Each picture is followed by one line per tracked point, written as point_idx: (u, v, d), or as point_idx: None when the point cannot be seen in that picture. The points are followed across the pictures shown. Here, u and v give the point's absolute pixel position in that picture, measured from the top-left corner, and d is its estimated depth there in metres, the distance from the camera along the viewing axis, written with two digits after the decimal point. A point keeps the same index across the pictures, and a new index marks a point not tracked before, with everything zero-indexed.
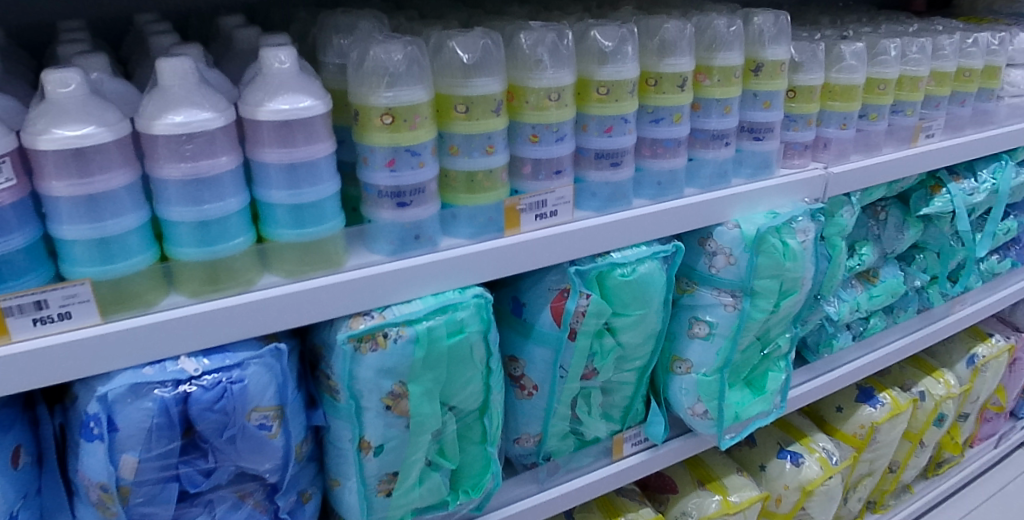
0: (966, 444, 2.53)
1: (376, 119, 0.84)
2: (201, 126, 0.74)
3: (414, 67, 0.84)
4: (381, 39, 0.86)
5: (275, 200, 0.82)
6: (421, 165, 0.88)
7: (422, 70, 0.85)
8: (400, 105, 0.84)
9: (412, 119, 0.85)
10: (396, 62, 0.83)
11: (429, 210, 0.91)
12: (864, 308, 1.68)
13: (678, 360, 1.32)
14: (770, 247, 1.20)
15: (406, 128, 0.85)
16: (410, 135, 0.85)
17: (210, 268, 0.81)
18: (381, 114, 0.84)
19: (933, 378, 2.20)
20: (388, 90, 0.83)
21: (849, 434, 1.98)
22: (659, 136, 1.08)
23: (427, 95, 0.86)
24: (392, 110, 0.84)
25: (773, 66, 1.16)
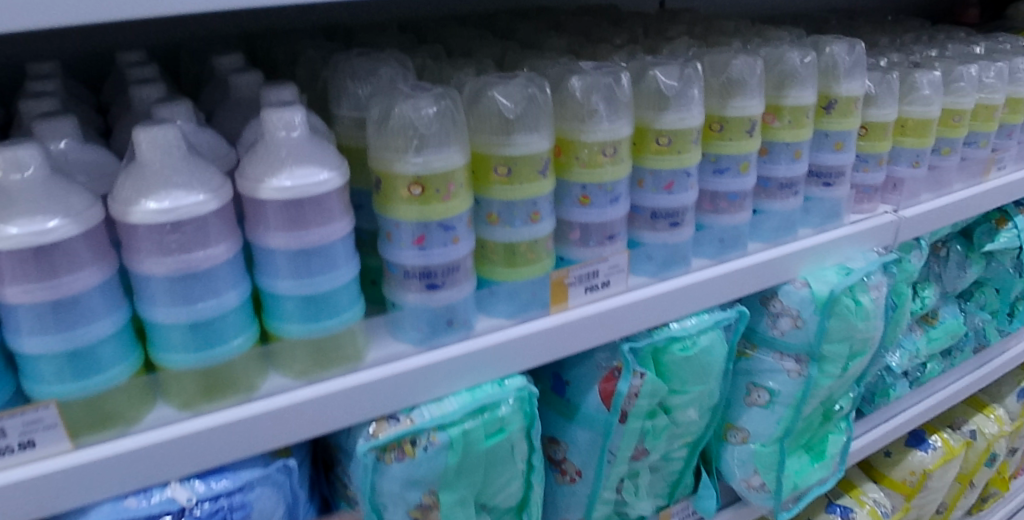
0: (1012, 477, 2.37)
1: (402, 190, 0.70)
2: (190, 212, 0.60)
3: (449, 126, 0.69)
4: (407, 91, 0.71)
5: (283, 292, 0.68)
6: (455, 241, 0.73)
7: (459, 129, 0.70)
8: (432, 173, 0.69)
9: (446, 188, 0.70)
10: (426, 120, 0.68)
11: (463, 290, 0.77)
12: (923, 353, 1.53)
13: (733, 428, 1.18)
14: (842, 309, 1.06)
15: (439, 200, 0.70)
16: (444, 208, 0.71)
17: (205, 376, 0.67)
18: (409, 184, 0.69)
19: (985, 415, 2.04)
20: (418, 156, 0.68)
21: (898, 482, 1.79)
22: (722, 188, 0.93)
23: (464, 158, 0.71)
24: (423, 179, 0.69)
25: (848, 102, 1.01)
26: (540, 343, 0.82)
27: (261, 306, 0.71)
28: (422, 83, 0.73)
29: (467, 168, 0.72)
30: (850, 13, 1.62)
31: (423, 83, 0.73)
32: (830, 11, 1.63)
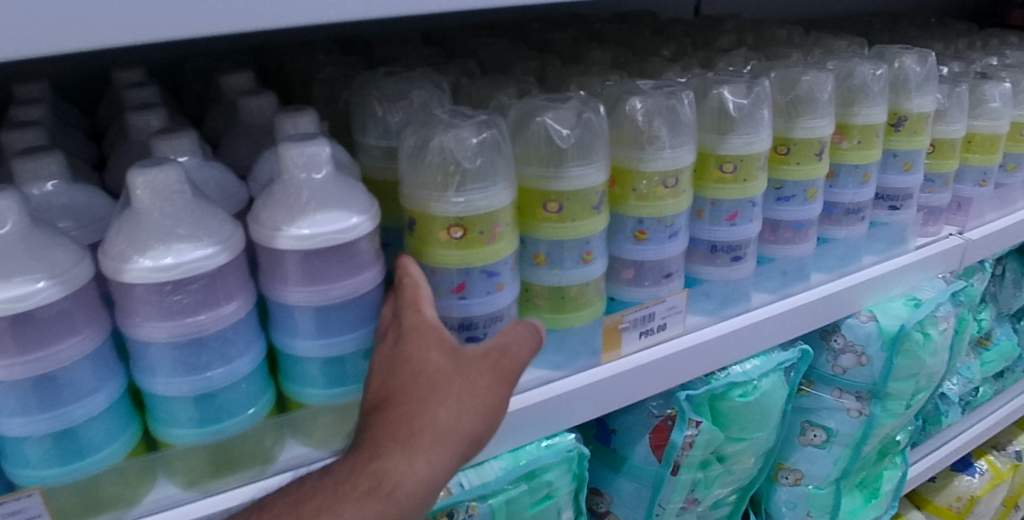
0: None
1: (439, 233, 0.60)
2: (195, 269, 0.51)
3: (497, 158, 0.60)
4: (446, 118, 0.61)
5: (303, 354, 0.59)
6: (500, 288, 0.64)
7: (506, 159, 0.61)
8: (477, 213, 0.60)
9: (491, 229, 0.61)
10: (471, 153, 0.59)
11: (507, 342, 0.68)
12: (977, 378, 1.43)
13: (784, 468, 1.06)
14: (911, 345, 0.97)
15: (484, 243, 0.61)
16: (490, 251, 0.62)
17: (215, 450, 0.59)
18: (447, 225, 0.60)
19: None
20: (461, 193, 0.59)
21: (942, 508, 1.62)
22: (786, 217, 0.84)
23: (512, 194, 0.62)
24: (467, 221, 0.60)
25: (919, 119, 0.92)
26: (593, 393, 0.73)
27: (276, 367, 0.63)
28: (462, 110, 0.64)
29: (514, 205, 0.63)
30: (894, 14, 1.51)
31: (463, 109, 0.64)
32: (871, 13, 1.51)
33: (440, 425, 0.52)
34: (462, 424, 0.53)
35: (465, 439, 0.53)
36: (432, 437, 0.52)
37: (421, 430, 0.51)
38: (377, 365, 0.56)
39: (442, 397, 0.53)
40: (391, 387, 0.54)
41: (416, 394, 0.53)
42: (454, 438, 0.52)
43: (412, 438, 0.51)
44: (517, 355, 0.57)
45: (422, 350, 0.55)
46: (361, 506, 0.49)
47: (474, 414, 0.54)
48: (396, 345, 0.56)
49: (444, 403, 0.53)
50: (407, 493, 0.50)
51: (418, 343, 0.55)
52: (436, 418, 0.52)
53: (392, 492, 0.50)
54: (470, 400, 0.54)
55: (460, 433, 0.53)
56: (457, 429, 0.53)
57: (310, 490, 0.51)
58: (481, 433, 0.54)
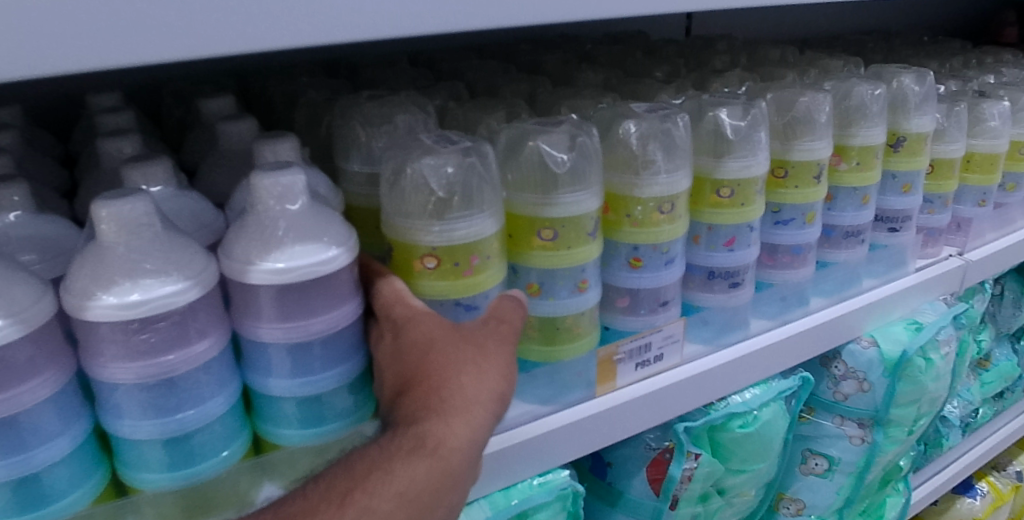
0: None
1: (415, 263, 0.58)
2: (164, 306, 0.48)
3: (481, 186, 0.58)
4: (433, 144, 0.59)
5: (277, 393, 0.56)
6: None
7: (494, 185, 0.59)
8: (457, 243, 0.57)
9: (468, 261, 0.58)
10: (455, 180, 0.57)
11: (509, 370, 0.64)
12: (977, 399, 1.40)
13: (785, 498, 1.02)
14: (914, 371, 0.95)
15: (468, 275, 0.59)
16: (472, 283, 0.59)
17: (186, 496, 0.55)
18: (423, 255, 0.58)
19: None
20: (441, 223, 0.57)
21: None
22: (785, 241, 0.82)
23: (497, 222, 0.59)
24: (445, 251, 0.57)
25: (918, 140, 0.90)
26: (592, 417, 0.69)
27: (250, 404, 0.60)
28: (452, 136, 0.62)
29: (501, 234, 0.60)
30: (888, 33, 1.50)
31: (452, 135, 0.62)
32: (863, 32, 1.49)
33: (469, 386, 0.51)
34: (487, 382, 0.52)
35: (494, 396, 0.52)
36: (464, 397, 0.51)
37: (451, 394, 0.51)
38: (384, 360, 0.56)
39: (462, 361, 0.52)
40: (406, 369, 0.53)
41: (435, 365, 0.52)
42: (484, 396, 0.52)
43: (446, 403, 0.50)
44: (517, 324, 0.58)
45: (427, 328, 0.54)
46: (409, 465, 0.48)
47: (496, 373, 0.53)
48: (396, 336, 0.56)
49: (467, 366, 0.52)
50: (453, 450, 0.49)
51: (421, 324, 0.55)
52: (464, 381, 0.51)
53: (438, 448, 0.48)
54: (487, 361, 0.53)
55: (488, 391, 0.52)
56: (485, 387, 0.52)
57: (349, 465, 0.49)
58: (506, 389, 0.54)
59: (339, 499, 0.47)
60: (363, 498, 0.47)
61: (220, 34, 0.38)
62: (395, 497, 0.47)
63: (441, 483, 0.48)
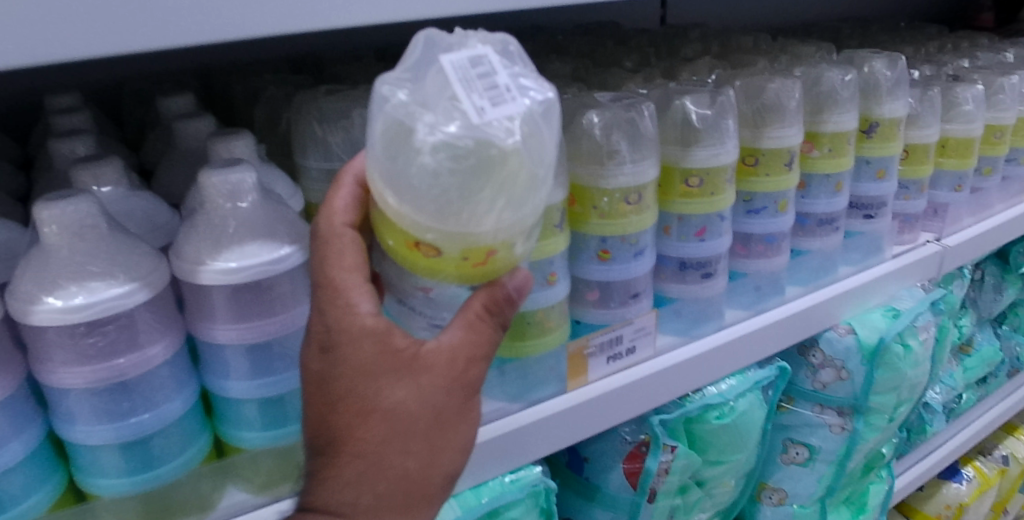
0: None
1: (407, 245, 0.44)
2: (111, 310, 0.46)
3: (514, 173, 0.41)
4: (457, 85, 0.40)
5: (236, 396, 0.55)
6: None
7: (536, 162, 0.42)
8: (467, 238, 0.42)
9: (479, 257, 0.43)
10: (468, 159, 0.40)
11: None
12: (960, 385, 1.39)
13: (767, 488, 1.01)
14: (891, 357, 0.94)
15: (481, 268, 0.44)
16: (484, 272, 0.45)
17: (147, 501, 0.54)
18: (416, 242, 0.43)
19: (1016, 438, 1.70)
20: (448, 213, 0.41)
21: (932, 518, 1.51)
22: (758, 230, 0.81)
23: (532, 207, 0.43)
24: (448, 246, 0.42)
25: (891, 125, 0.89)
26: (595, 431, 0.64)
27: (211, 408, 0.58)
28: (496, 60, 0.42)
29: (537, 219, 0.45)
30: (863, 19, 1.49)
31: (495, 55, 0.43)
32: (840, 19, 1.48)
33: (408, 476, 0.48)
34: (434, 466, 0.49)
35: (439, 479, 0.49)
36: (399, 490, 0.48)
37: (389, 490, 0.47)
38: (313, 378, 0.48)
39: (407, 439, 0.47)
40: (337, 427, 0.47)
41: (376, 442, 0.46)
42: (426, 483, 0.49)
43: (380, 501, 0.47)
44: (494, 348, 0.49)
45: (368, 375, 0.46)
46: None
47: (447, 441, 0.49)
48: (326, 361, 0.47)
49: (411, 449, 0.47)
50: None
51: (361, 365, 0.46)
52: (403, 469, 0.47)
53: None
54: (440, 436, 0.48)
55: (435, 465, 0.49)
56: (430, 473, 0.49)
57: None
58: (454, 464, 0.50)
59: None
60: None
61: (161, 34, 0.39)
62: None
63: None
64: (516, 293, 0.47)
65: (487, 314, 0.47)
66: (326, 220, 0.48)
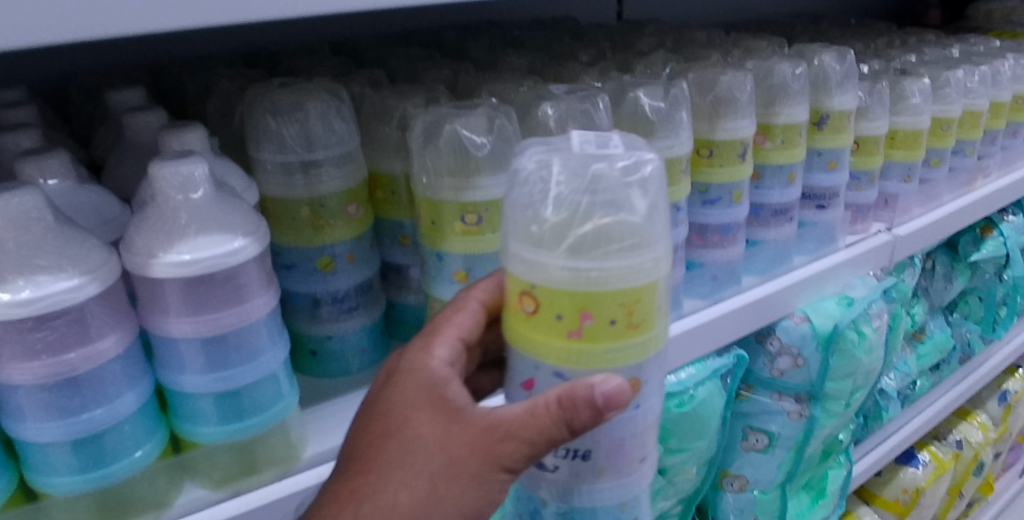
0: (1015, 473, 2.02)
1: (514, 299, 0.48)
2: (60, 304, 0.46)
3: (625, 235, 0.44)
4: (577, 145, 0.47)
5: (191, 390, 0.54)
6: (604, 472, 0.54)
7: (648, 236, 0.46)
8: (569, 290, 0.45)
9: (576, 321, 0.46)
10: (579, 208, 0.45)
11: (609, 496, 0.55)
12: (914, 371, 1.43)
13: (728, 475, 1.03)
14: (846, 344, 0.97)
15: (576, 335, 0.46)
16: (580, 343, 0.46)
17: (101, 498, 0.53)
18: (520, 294, 0.47)
19: (968, 422, 1.75)
20: (555, 259, 0.45)
21: (890, 501, 1.54)
22: (713, 220, 0.82)
23: (640, 281, 0.45)
24: (551, 297, 0.46)
25: (841, 117, 0.92)
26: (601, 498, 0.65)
27: (165, 403, 0.58)
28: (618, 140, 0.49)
29: (645, 301, 0.47)
30: (816, 16, 1.52)
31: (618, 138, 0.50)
32: (794, 16, 1.52)
33: (394, 510, 0.48)
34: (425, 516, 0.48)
35: None
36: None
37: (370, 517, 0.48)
38: (369, 402, 0.53)
39: (410, 477, 0.48)
40: (363, 441, 0.50)
41: (383, 462, 0.49)
42: None
43: None
44: (545, 449, 0.48)
45: (407, 402, 0.50)
46: None
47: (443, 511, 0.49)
48: (385, 386, 0.52)
49: (410, 484, 0.48)
50: None
51: (407, 390, 0.51)
52: (393, 500, 0.48)
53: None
54: (445, 487, 0.49)
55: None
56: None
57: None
58: None
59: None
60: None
61: (111, 21, 0.38)
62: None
63: None
64: (602, 401, 0.45)
65: (560, 409, 0.46)
66: (464, 290, 0.56)
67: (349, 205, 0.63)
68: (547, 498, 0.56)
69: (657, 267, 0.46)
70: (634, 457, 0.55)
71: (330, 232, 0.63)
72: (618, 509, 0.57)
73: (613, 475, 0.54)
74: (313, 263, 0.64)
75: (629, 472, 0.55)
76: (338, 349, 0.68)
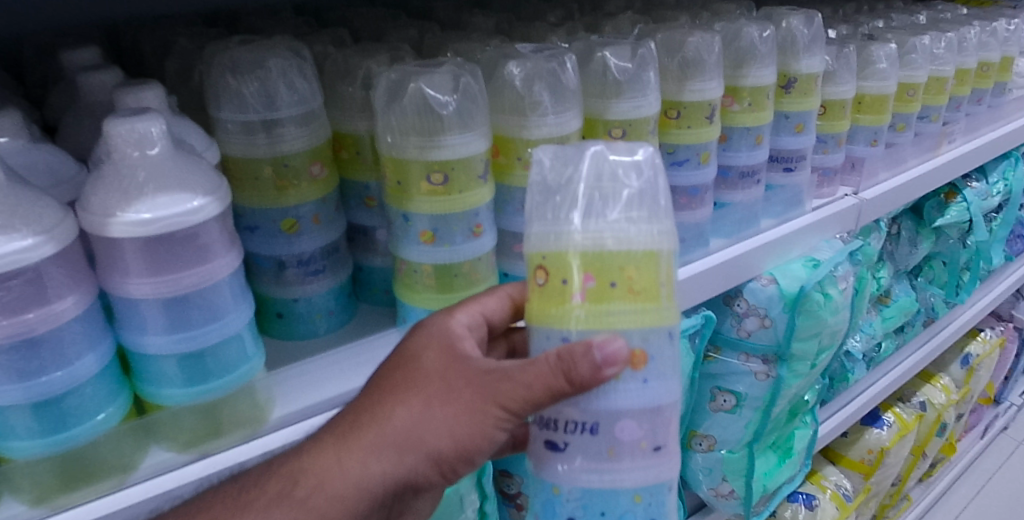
0: (977, 436, 2.07)
1: (530, 278, 0.52)
2: (15, 262, 0.45)
3: (625, 205, 0.49)
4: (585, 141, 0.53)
5: (154, 352, 0.54)
6: (612, 450, 0.51)
7: (649, 215, 0.49)
8: (573, 252, 0.49)
9: (580, 284, 0.49)
10: (580, 184, 0.50)
11: (622, 478, 0.51)
12: (879, 334, 1.46)
13: (697, 435, 1.06)
14: (812, 305, 0.96)
15: (579, 299, 0.49)
16: (583, 308, 0.49)
17: (62, 462, 0.52)
18: (535, 270, 0.51)
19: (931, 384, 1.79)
20: (561, 225, 0.50)
21: (855, 461, 1.57)
22: (681, 182, 0.83)
23: (638, 249, 0.48)
24: (557, 262, 0.49)
25: (808, 81, 0.93)
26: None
27: (128, 365, 0.57)
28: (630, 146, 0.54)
29: (651, 272, 0.49)
30: None
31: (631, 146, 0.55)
32: None
33: (392, 425, 0.52)
34: (420, 434, 0.52)
35: (422, 452, 0.52)
36: (377, 435, 0.52)
37: (369, 428, 0.52)
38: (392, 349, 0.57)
39: (411, 397, 0.52)
40: (378, 372, 0.55)
41: (390, 386, 0.53)
42: (405, 444, 0.52)
43: (354, 436, 0.52)
44: (542, 400, 0.49)
45: (421, 342, 0.55)
46: (271, 511, 0.50)
47: (435, 438, 0.52)
48: (406, 334, 0.57)
49: (410, 405, 0.52)
50: (328, 498, 0.51)
51: (423, 333, 0.55)
52: (393, 417, 0.52)
53: (304, 506, 0.50)
54: (443, 413, 0.52)
55: (413, 449, 0.52)
56: (414, 438, 0.52)
57: (217, 496, 0.51)
58: (448, 451, 0.52)
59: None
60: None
61: None
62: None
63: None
64: (601, 360, 0.47)
65: (558, 360, 0.48)
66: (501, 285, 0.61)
67: (313, 164, 0.63)
68: (558, 482, 0.52)
69: (661, 243, 0.49)
70: (648, 441, 0.51)
71: (295, 193, 0.63)
72: (630, 501, 0.52)
73: (625, 455, 0.51)
74: (277, 225, 0.63)
75: (641, 457, 0.51)
76: (304, 311, 0.68)
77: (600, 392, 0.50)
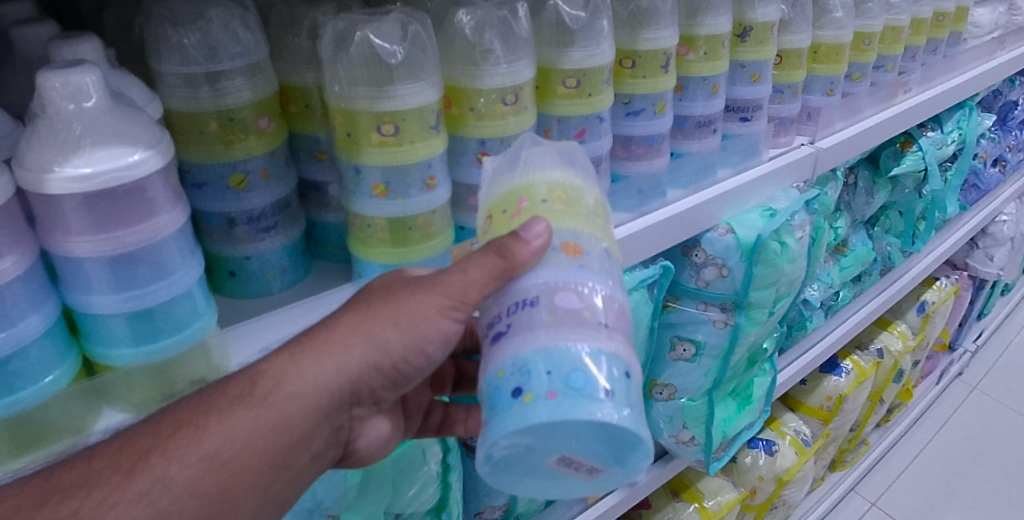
0: (933, 381, 2.14)
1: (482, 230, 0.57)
2: None
3: (548, 154, 0.57)
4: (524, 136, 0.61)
5: (100, 311, 0.53)
6: (552, 317, 0.47)
7: (582, 173, 0.57)
8: (507, 186, 0.56)
9: (515, 207, 0.54)
10: (512, 148, 0.59)
11: (566, 340, 0.46)
12: (837, 283, 1.49)
13: (658, 384, 1.08)
14: (769, 254, 0.97)
15: (514, 217, 0.53)
16: (516, 223, 0.53)
17: (11, 425, 0.52)
18: (485, 220, 0.57)
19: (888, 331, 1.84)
20: (499, 173, 0.57)
21: (814, 408, 1.62)
22: (637, 132, 0.83)
23: (571, 182, 0.55)
24: (497, 199, 0.56)
25: (764, 29, 0.94)
26: (579, 466, 0.50)
27: (75, 326, 0.56)
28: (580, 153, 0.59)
29: (580, 199, 0.54)
30: None
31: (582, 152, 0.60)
32: None
33: (342, 329, 0.52)
34: (370, 332, 0.52)
35: (372, 347, 0.52)
36: (327, 337, 0.52)
37: (320, 331, 0.52)
38: None
39: (359, 303, 0.53)
40: None
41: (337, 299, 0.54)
42: (355, 343, 0.52)
43: (307, 338, 0.52)
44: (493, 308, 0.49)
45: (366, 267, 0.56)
46: (232, 412, 0.48)
47: (384, 331, 0.52)
48: None
49: (359, 310, 0.53)
50: (286, 397, 0.50)
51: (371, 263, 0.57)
52: (342, 320, 0.52)
53: (265, 404, 0.49)
54: (391, 315, 0.52)
55: (364, 343, 0.52)
56: (365, 337, 0.52)
57: (176, 405, 0.49)
58: (400, 345, 0.52)
59: (132, 465, 0.45)
60: (166, 455, 0.46)
61: None
62: (199, 458, 0.47)
63: (271, 422, 0.49)
64: (523, 231, 0.49)
65: (495, 250, 0.49)
66: None
67: (260, 118, 0.62)
68: (502, 361, 0.46)
69: (588, 187, 0.56)
70: (590, 312, 0.47)
71: (242, 146, 0.61)
72: (580, 359, 0.45)
73: (571, 322, 0.46)
74: (225, 181, 0.62)
75: (587, 327, 0.47)
76: (257, 269, 0.67)
77: (537, 272, 0.49)
